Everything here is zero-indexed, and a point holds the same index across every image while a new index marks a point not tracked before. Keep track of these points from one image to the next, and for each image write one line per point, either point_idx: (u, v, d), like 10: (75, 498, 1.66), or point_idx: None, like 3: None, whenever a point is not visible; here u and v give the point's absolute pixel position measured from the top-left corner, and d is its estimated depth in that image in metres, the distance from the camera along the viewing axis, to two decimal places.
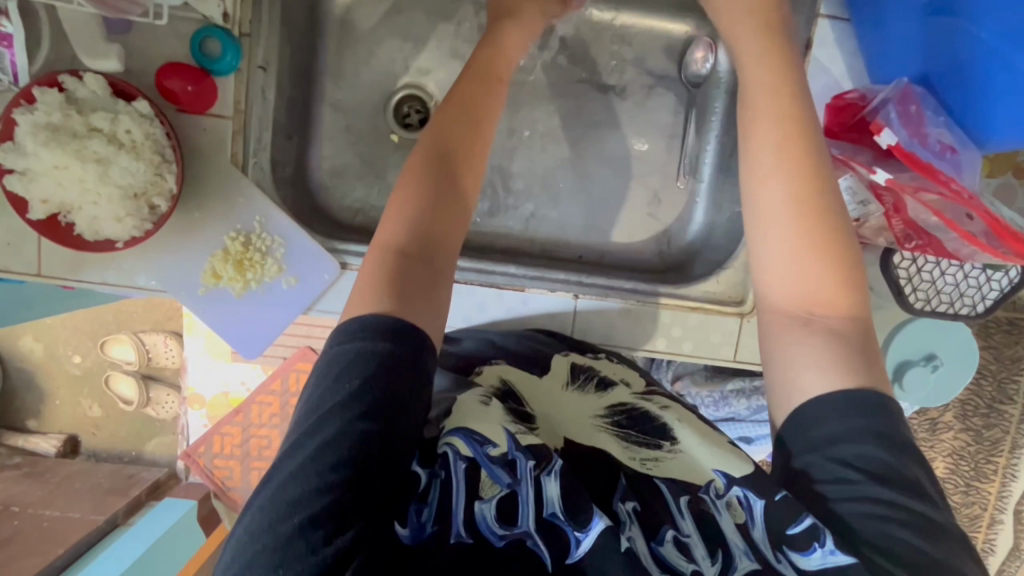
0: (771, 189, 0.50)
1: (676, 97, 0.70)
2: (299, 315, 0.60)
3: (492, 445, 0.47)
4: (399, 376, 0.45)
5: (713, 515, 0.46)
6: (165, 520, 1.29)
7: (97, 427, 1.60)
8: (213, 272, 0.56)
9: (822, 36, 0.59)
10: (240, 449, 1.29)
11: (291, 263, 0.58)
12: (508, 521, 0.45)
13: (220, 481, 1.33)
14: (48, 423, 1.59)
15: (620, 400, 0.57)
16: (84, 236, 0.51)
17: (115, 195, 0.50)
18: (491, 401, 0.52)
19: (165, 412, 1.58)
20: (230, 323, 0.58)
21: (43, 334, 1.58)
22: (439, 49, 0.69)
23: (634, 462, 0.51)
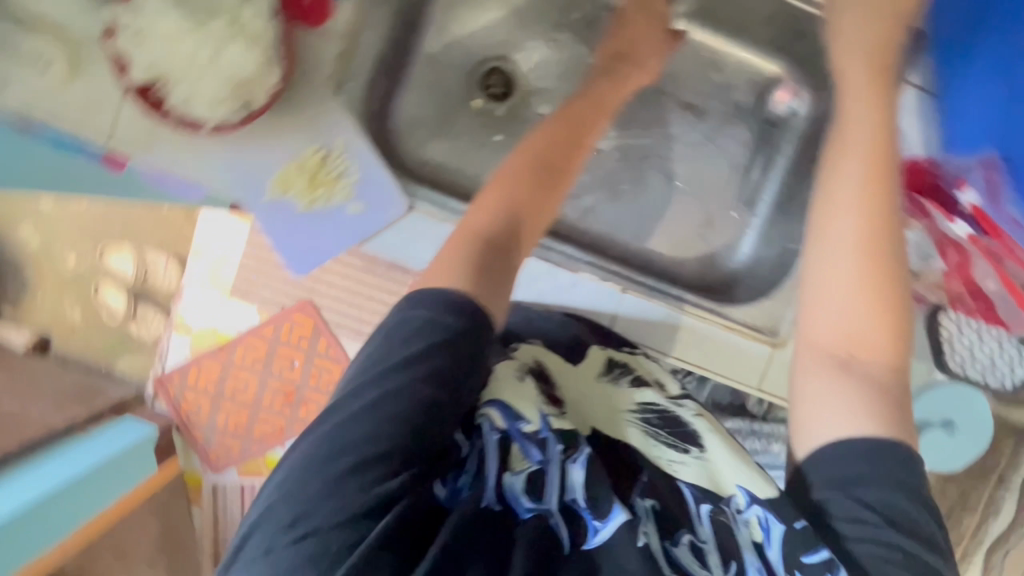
0: (840, 226, 0.52)
1: (751, 132, 0.73)
2: (356, 244, 0.60)
3: (524, 422, 0.49)
4: (463, 349, 0.45)
5: (732, 528, 0.47)
6: (108, 451, 1.08)
7: (74, 331, 1.56)
8: (281, 185, 0.57)
9: (908, 102, 0.63)
10: (215, 387, 1.18)
11: (360, 190, 0.58)
12: (537, 495, 0.47)
13: (185, 414, 1.22)
14: (25, 315, 1.56)
15: (651, 400, 0.57)
16: (174, 111, 0.51)
17: (220, 79, 0.50)
18: (525, 378, 0.54)
19: (148, 331, 1.54)
20: (288, 237, 0.58)
21: (46, 226, 1.55)
22: (539, 32, 0.72)
23: (659, 460, 0.52)
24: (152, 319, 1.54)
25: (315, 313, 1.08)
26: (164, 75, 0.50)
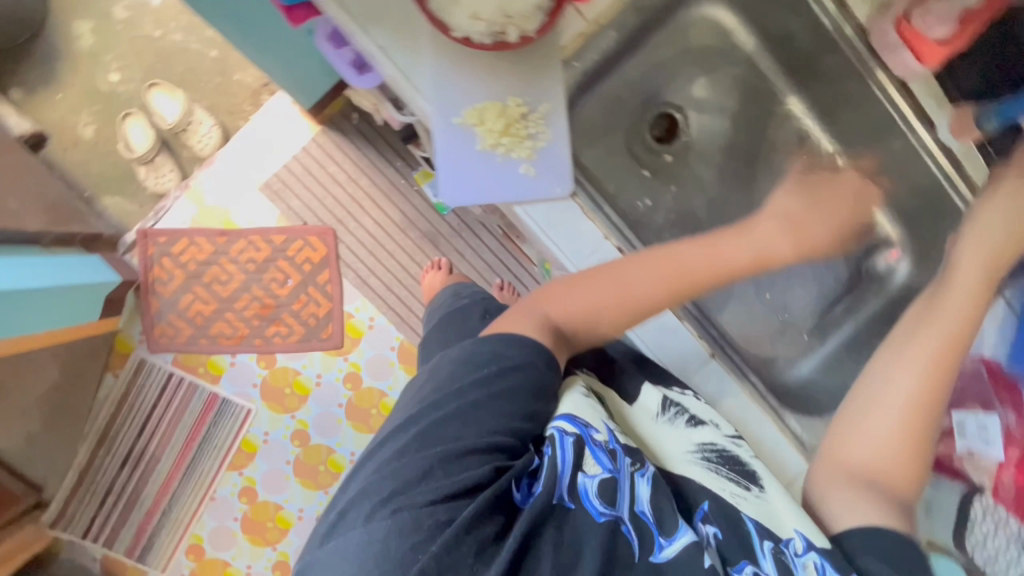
0: (900, 381, 0.65)
1: (837, 270, 0.91)
2: (511, 200, 0.64)
3: (597, 430, 0.63)
4: (525, 379, 0.61)
5: (791, 567, 0.58)
6: (46, 282, 1.14)
7: (78, 146, 1.44)
8: (472, 114, 0.63)
9: (994, 313, 0.84)
10: (201, 266, 1.42)
11: (541, 154, 0.65)
12: (609, 502, 0.58)
13: (152, 280, 1.42)
14: (37, 106, 1.43)
15: (709, 439, 0.71)
16: (434, 7, 0.59)
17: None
18: (591, 396, 0.70)
19: (156, 183, 1.43)
20: (459, 167, 0.63)
21: (104, 33, 1.45)
22: (717, 111, 0.88)
23: (725, 492, 0.65)
24: (164, 173, 1.43)
25: (331, 241, 1.44)
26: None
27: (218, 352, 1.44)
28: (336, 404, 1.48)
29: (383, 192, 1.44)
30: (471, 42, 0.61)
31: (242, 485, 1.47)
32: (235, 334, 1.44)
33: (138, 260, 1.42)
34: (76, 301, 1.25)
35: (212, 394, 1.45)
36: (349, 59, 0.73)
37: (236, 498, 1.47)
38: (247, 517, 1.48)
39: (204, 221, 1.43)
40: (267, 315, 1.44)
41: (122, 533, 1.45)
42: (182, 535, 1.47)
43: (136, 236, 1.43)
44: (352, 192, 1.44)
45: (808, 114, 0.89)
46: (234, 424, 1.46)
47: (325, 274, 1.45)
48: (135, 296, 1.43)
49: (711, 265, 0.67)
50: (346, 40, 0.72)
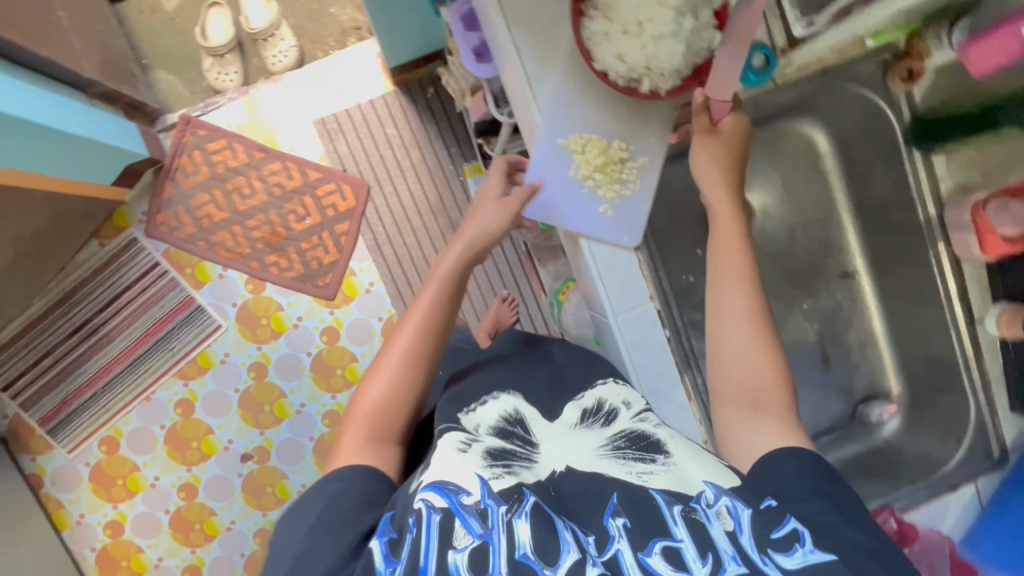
0: (736, 336, 0.65)
1: (834, 405, 0.93)
2: (585, 229, 0.73)
3: (466, 492, 0.55)
4: (358, 498, 0.58)
5: (703, 523, 0.53)
6: (69, 128, 1.10)
7: (155, 15, 1.43)
8: (575, 141, 0.72)
9: (963, 496, 0.86)
10: (229, 172, 1.40)
11: (624, 201, 0.73)
12: (479, 566, 0.50)
13: (176, 167, 1.39)
14: None
15: (619, 429, 0.66)
16: (586, 38, 0.67)
17: (647, 43, 0.64)
18: (471, 444, 0.62)
19: (217, 78, 1.42)
20: (551, 185, 0.74)
21: None
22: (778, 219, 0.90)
23: (632, 474, 0.60)
24: (227, 72, 1.42)
25: (362, 200, 1.44)
26: (612, 8, 0.65)
27: (211, 259, 1.41)
28: (305, 351, 1.45)
29: (429, 169, 1.44)
30: (607, 78, 0.68)
31: (181, 396, 1.43)
32: (235, 248, 1.41)
33: (170, 144, 1.39)
34: (109, 160, 1.24)
35: (189, 297, 1.42)
36: (472, 45, 0.75)
37: (171, 407, 1.43)
38: (174, 430, 1.43)
39: (248, 131, 1.41)
40: (273, 243, 1.42)
41: (44, 400, 1.39)
42: (101, 425, 1.41)
43: (177, 120, 1.40)
44: (400, 157, 1.44)
45: (860, 255, 0.89)
46: (199, 333, 1.42)
47: (344, 225, 1.43)
48: (153, 174, 1.39)
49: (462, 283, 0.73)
50: (477, 26, 0.74)
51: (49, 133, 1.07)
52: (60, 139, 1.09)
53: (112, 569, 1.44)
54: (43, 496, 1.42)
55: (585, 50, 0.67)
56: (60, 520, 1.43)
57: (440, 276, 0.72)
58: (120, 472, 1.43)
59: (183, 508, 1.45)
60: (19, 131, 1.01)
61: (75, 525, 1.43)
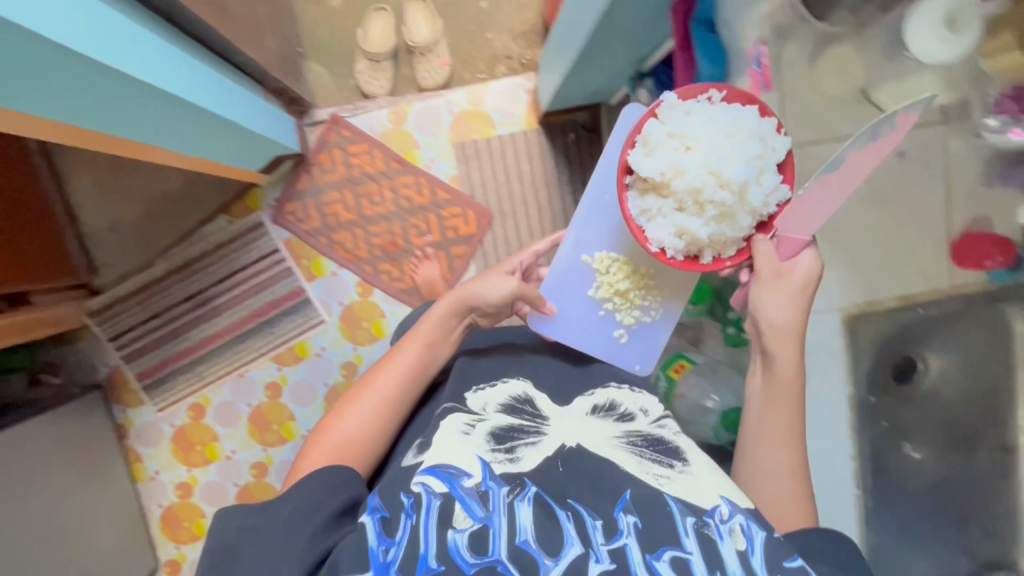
0: None
1: None
2: (603, 341, 1.00)
3: (468, 475, 0.67)
4: (322, 491, 0.71)
5: (715, 538, 0.63)
6: (247, 122, 1.13)
7: (321, 9, 1.46)
8: (599, 260, 0.99)
9: None
10: (363, 176, 1.43)
11: (638, 329, 1.00)
12: (479, 550, 0.61)
13: (315, 161, 1.42)
14: None
15: (635, 430, 0.79)
16: (635, 203, 0.80)
17: (702, 223, 0.76)
18: (474, 426, 0.75)
19: (368, 81, 1.44)
20: (575, 302, 1.00)
21: None
22: None
23: (650, 474, 0.71)
24: (378, 77, 1.44)
25: (485, 227, 1.46)
26: (663, 186, 0.78)
27: (329, 256, 1.45)
28: None
29: (553, 211, 1.46)
30: (664, 252, 0.80)
31: (272, 379, 1.47)
32: (353, 250, 1.45)
33: (315, 140, 1.43)
34: (265, 149, 1.27)
35: (300, 288, 1.45)
36: None
37: (261, 387, 1.48)
38: (260, 409, 1.48)
39: (389, 140, 1.44)
40: (390, 252, 1.45)
41: (146, 357, 1.44)
42: (193, 391, 1.46)
43: (327, 117, 1.43)
44: (529, 194, 1.46)
45: None
46: (302, 324, 1.46)
47: (461, 249, 1.46)
48: (291, 165, 1.42)
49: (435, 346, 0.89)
50: None
51: (231, 127, 1.09)
52: (235, 130, 1.12)
53: (175, 528, 1.50)
54: (126, 446, 1.48)
55: (641, 229, 0.80)
56: (137, 472, 1.49)
57: (426, 329, 0.89)
58: (201, 439, 1.48)
59: (251, 486, 1.49)
60: (210, 124, 1.03)
61: (149, 480, 1.49)
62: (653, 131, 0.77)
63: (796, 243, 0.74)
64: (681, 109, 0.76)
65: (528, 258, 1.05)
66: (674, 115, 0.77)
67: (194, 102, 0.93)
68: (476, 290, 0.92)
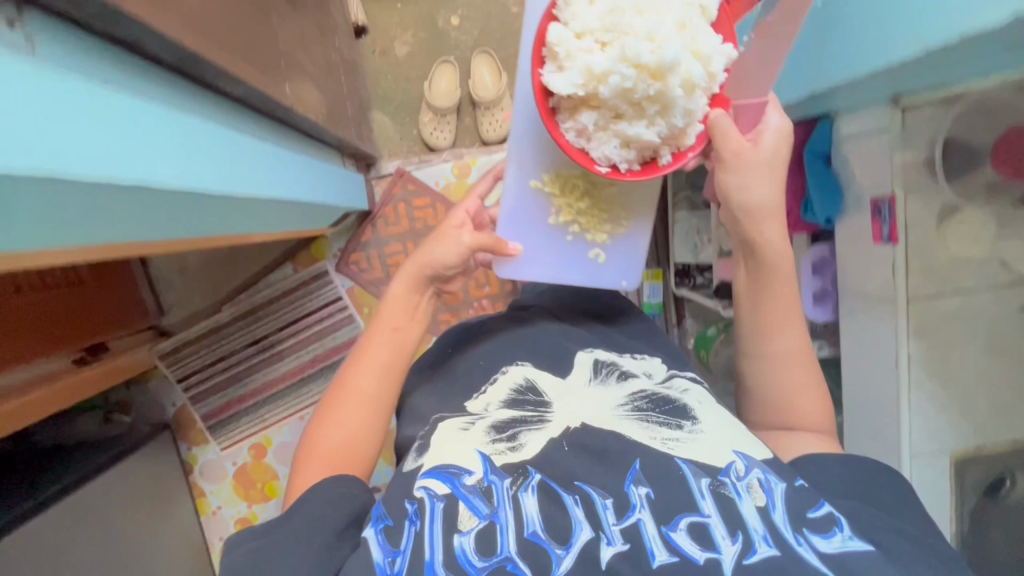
0: None
1: None
2: (580, 270, 0.92)
3: (469, 473, 0.69)
4: (320, 496, 0.70)
5: (732, 497, 0.64)
6: (331, 201, 1.06)
7: (387, 59, 1.48)
8: (551, 181, 0.88)
9: None
10: (427, 229, 1.45)
11: (614, 244, 0.91)
12: (487, 552, 0.62)
13: (381, 214, 1.45)
14: (377, 6, 1.46)
15: (638, 394, 0.78)
16: (569, 130, 0.76)
17: (645, 123, 0.73)
18: (473, 424, 0.76)
19: (433, 134, 1.46)
20: (534, 238, 0.91)
21: None
22: None
23: (658, 440, 0.71)
24: (443, 130, 1.45)
25: None
26: (592, 98, 0.73)
27: None
28: None
29: None
30: (618, 169, 0.77)
31: None
32: None
33: (382, 194, 1.45)
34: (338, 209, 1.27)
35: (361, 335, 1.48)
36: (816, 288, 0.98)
37: None
38: None
39: (452, 194, 1.44)
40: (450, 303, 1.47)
41: (211, 398, 1.49)
42: (256, 431, 1.50)
43: (393, 171, 1.46)
44: None
45: None
46: None
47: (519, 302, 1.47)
48: (357, 217, 1.45)
49: (405, 327, 0.86)
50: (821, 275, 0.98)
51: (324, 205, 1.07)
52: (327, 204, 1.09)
53: None
54: (191, 482, 1.52)
55: (588, 156, 0.76)
56: (200, 507, 1.54)
57: (392, 310, 0.86)
58: (262, 477, 1.52)
59: None
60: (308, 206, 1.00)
61: (213, 515, 1.54)
62: (562, 37, 0.70)
63: (757, 109, 0.77)
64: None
65: (474, 204, 0.98)
66: (569, 8, 0.71)
67: (306, 199, 0.89)
68: (434, 253, 0.87)
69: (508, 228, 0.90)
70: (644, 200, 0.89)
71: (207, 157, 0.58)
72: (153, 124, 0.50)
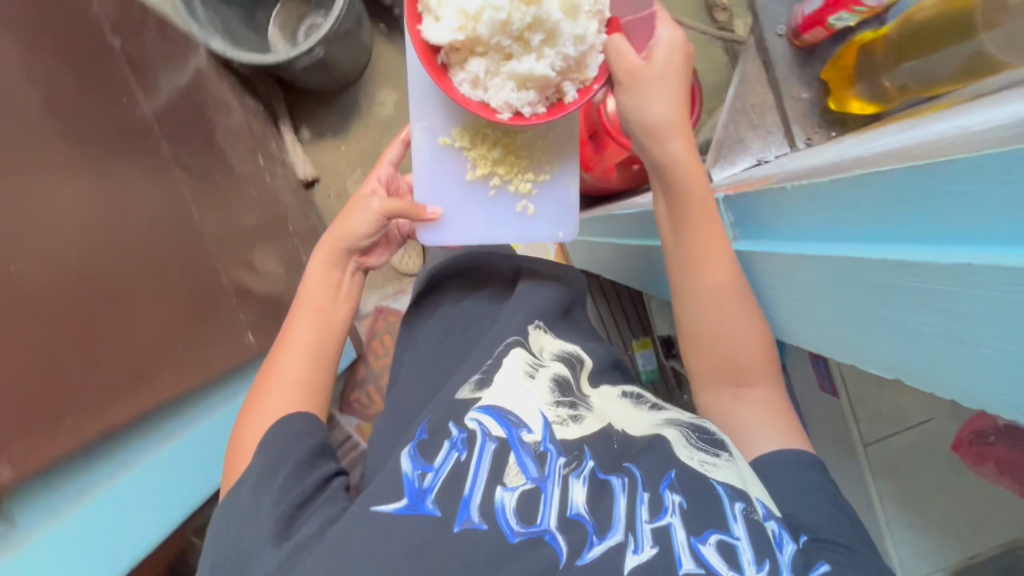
0: None
1: None
2: (512, 227, 0.81)
3: (528, 429, 0.56)
4: (277, 468, 0.56)
5: (759, 530, 0.53)
6: None
7: (341, 200, 1.52)
8: (461, 135, 0.77)
9: None
10: None
11: (541, 191, 0.80)
12: (525, 519, 0.51)
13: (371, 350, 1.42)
14: (321, 154, 1.52)
15: (675, 416, 0.65)
16: (460, 84, 0.65)
17: (539, 56, 0.63)
18: (538, 370, 0.63)
19: (403, 262, 1.50)
20: (453, 202, 0.80)
21: (404, 106, 1.51)
22: None
23: (693, 458, 0.58)
24: (411, 256, 1.49)
25: None
26: (475, 43, 0.63)
27: None
28: None
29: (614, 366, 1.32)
30: (522, 116, 0.66)
31: None
32: None
33: (366, 333, 1.45)
34: None
35: None
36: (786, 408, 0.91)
37: None
38: None
39: None
40: None
41: None
42: None
43: (372, 309, 1.49)
44: None
45: None
46: None
47: None
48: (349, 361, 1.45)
49: (331, 295, 0.72)
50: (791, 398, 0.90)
51: None
52: None
53: None
54: None
55: (484, 107, 0.65)
56: None
57: (309, 284, 0.73)
58: None
59: None
60: None
61: None
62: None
63: (647, 23, 0.70)
64: None
65: (386, 170, 0.84)
66: None
67: None
68: (345, 221, 0.74)
69: (424, 195, 0.79)
70: (566, 135, 0.79)
71: (147, 484, 0.70)
72: (91, 520, 0.63)
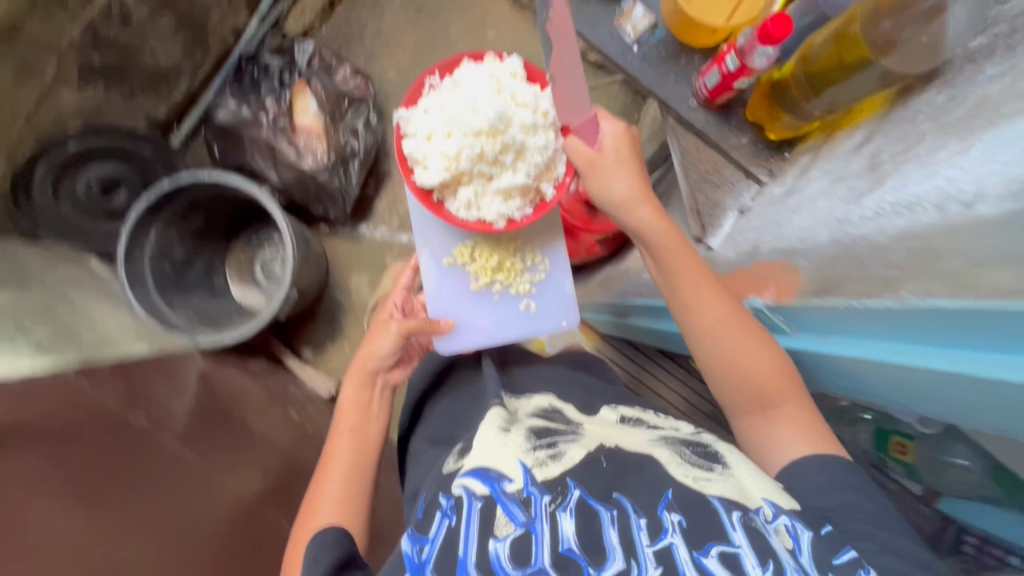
0: None
1: None
2: (519, 326, 0.93)
3: (509, 480, 0.58)
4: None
5: (761, 532, 0.53)
6: None
7: None
8: (461, 253, 0.92)
9: None
10: None
11: (540, 290, 0.93)
12: (520, 562, 0.52)
13: None
14: (330, 362, 1.54)
15: (671, 432, 0.67)
16: (458, 209, 0.84)
17: (512, 171, 0.82)
18: (512, 424, 0.67)
19: None
20: (466, 310, 0.93)
21: (376, 280, 1.55)
22: None
23: (687, 477, 0.59)
24: None
25: None
26: (461, 176, 0.82)
27: None
28: None
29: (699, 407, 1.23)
30: (512, 217, 0.85)
31: None
32: None
33: None
34: None
35: None
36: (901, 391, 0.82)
37: None
38: None
39: None
40: None
41: None
42: None
43: None
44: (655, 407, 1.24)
45: None
46: None
47: None
48: None
49: (364, 415, 0.81)
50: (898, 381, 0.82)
51: None
52: None
53: None
54: None
55: (480, 220, 0.85)
56: None
57: (346, 413, 0.81)
58: None
59: None
60: None
61: None
62: (416, 146, 0.82)
63: (591, 124, 0.77)
64: (420, 113, 0.83)
65: (400, 295, 0.95)
66: (417, 118, 0.83)
67: None
68: (368, 345, 0.84)
69: (440, 308, 0.93)
70: (550, 233, 0.93)
71: None
72: None
